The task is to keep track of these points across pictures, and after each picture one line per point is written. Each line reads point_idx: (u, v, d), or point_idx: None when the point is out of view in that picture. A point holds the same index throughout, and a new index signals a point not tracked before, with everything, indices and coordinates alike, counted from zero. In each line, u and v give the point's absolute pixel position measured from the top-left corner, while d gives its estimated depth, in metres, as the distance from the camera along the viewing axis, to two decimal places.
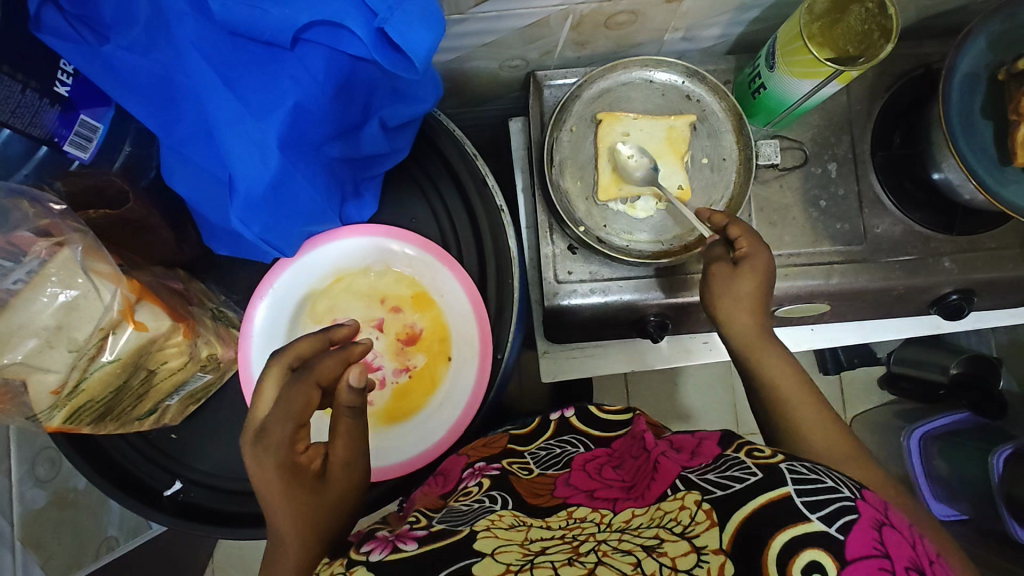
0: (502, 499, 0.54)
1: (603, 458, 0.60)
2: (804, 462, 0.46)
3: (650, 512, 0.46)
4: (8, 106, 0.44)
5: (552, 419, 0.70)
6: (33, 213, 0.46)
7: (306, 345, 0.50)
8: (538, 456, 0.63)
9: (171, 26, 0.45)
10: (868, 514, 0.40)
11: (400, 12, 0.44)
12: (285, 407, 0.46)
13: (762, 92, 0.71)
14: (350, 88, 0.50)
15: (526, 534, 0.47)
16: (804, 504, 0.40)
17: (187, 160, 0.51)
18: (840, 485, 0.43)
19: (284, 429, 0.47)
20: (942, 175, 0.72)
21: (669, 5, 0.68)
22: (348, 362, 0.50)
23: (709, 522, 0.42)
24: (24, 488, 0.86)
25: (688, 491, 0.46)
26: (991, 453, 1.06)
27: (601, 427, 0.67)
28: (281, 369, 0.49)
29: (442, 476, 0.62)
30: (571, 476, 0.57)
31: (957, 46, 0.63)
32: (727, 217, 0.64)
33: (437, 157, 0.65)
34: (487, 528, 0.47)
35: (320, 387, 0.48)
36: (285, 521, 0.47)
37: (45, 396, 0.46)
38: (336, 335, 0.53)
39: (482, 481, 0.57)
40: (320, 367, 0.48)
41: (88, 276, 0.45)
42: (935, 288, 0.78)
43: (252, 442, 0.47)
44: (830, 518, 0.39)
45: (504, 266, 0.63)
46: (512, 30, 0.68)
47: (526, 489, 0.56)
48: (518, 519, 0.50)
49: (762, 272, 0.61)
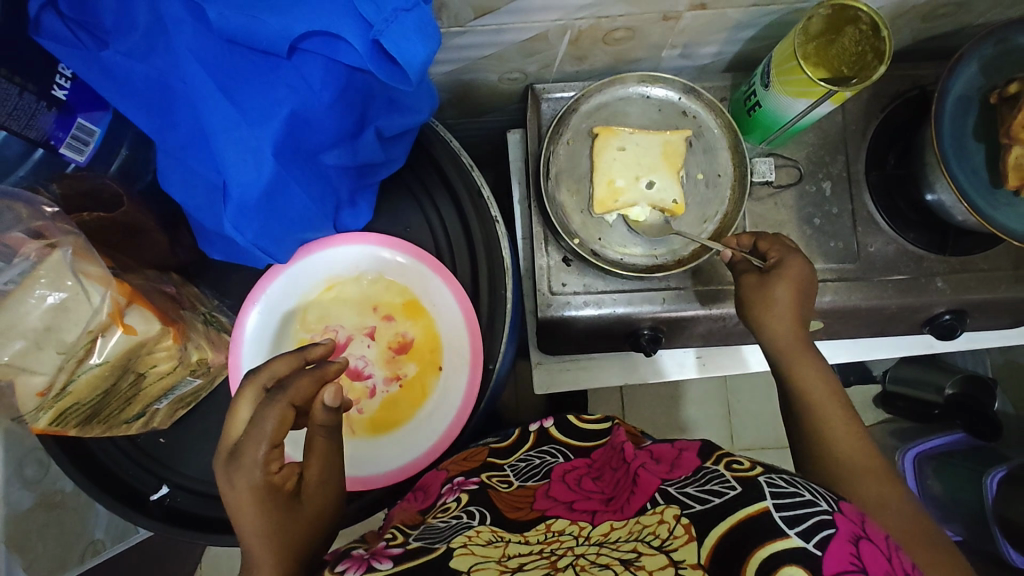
0: (480, 513, 0.54)
1: (582, 469, 0.60)
2: (782, 475, 0.46)
3: (629, 526, 0.46)
4: (5, 108, 0.44)
5: (530, 430, 0.69)
6: (26, 215, 0.47)
7: (282, 365, 0.51)
8: (517, 468, 0.63)
9: (169, 32, 0.45)
10: (846, 528, 0.40)
11: (396, 24, 0.44)
12: (259, 426, 0.47)
13: (757, 110, 0.72)
14: (346, 97, 0.51)
15: (504, 550, 0.47)
16: (782, 519, 0.40)
17: (183, 165, 0.52)
18: (817, 498, 0.43)
19: (258, 451, 0.47)
20: (935, 196, 0.72)
21: (666, 22, 0.69)
22: (323, 380, 0.51)
23: (687, 536, 0.42)
24: (12, 488, 0.85)
25: (667, 505, 0.46)
26: (986, 474, 1.11)
27: (581, 436, 0.67)
28: (256, 389, 0.50)
29: (421, 491, 0.61)
30: (550, 488, 0.57)
31: (950, 69, 0.64)
32: (754, 236, 0.65)
33: (432, 167, 0.66)
34: (465, 545, 0.47)
35: (294, 407, 0.49)
36: (258, 547, 0.47)
37: (32, 398, 0.46)
38: (312, 354, 0.53)
39: (461, 496, 0.57)
40: (296, 387, 0.49)
41: (77, 278, 0.45)
42: (928, 307, 0.79)
43: (226, 462, 0.48)
44: (807, 534, 0.39)
45: (497, 277, 0.63)
46: (510, 44, 0.69)
47: (505, 503, 0.56)
48: (497, 535, 0.50)
49: (796, 279, 0.60)
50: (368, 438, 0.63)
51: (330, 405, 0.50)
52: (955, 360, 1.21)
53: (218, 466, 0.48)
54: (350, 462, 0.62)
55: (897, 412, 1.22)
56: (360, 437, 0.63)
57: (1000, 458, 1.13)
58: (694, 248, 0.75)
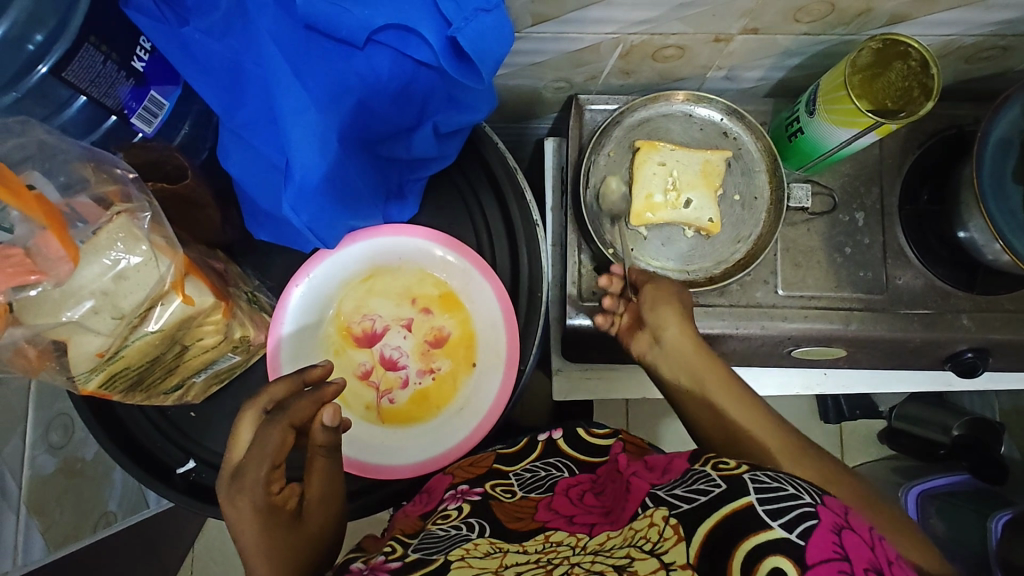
0: (479, 526, 0.54)
1: (586, 484, 0.59)
2: (767, 471, 0.46)
3: (624, 533, 0.46)
4: (88, 76, 0.47)
5: (539, 439, 0.67)
6: (99, 179, 0.49)
7: (281, 388, 0.51)
8: (522, 478, 0.62)
9: (250, 13, 0.46)
10: (829, 518, 0.40)
11: (473, 23, 0.46)
12: (260, 448, 0.47)
13: (799, 135, 0.73)
14: (410, 90, 0.51)
15: (501, 561, 0.47)
16: (765, 512, 0.41)
17: (247, 144, 0.53)
18: (800, 491, 0.43)
19: (259, 471, 0.47)
20: (967, 234, 0.73)
21: (717, 44, 0.70)
22: (322, 402, 0.51)
23: (676, 537, 0.42)
24: (37, 453, 0.89)
25: (657, 507, 0.46)
26: (991, 516, 1.10)
27: (591, 452, 0.65)
28: (256, 414, 0.51)
29: (426, 494, 0.61)
30: (554, 501, 0.57)
31: (992, 113, 0.66)
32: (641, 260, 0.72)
33: (479, 165, 0.67)
34: (462, 558, 0.47)
35: (294, 427, 0.49)
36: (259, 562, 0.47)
37: (88, 359, 0.47)
38: (308, 376, 0.53)
39: (462, 505, 0.57)
40: (295, 408, 0.49)
41: (151, 246, 0.46)
42: (951, 344, 0.79)
43: (229, 484, 0.47)
44: (790, 525, 0.39)
45: (536, 280, 0.64)
46: (561, 53, 0.71)
47: (506, 513, 0.56)
48: (495, 547, 0.50)
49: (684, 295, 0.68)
50: (399, 428, 0.64)
51: (329, 425, 0.50)
52: (962, 402, 1.21)
53: (220, 489, 0.48)
54: (378, 452, 0.63)
55: (902, 450, 1.23)
56: (389, 427, 0.64)
57: (1005, 501, 1.14)
58: (727, 267, 0.76)
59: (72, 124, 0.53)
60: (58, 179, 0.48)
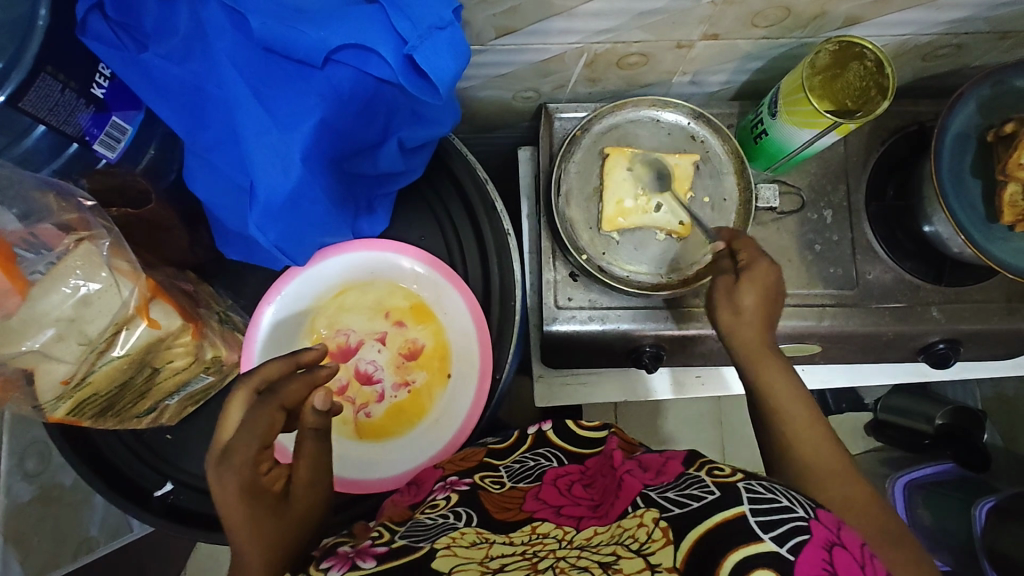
0: (467, 514, 0.52)
1: (576, 475, 0.58)
2: (762, 481, 0.46)
3: (611, 530, 0.46)
4: (47, 105, 0.47)
5: (529, 432, 0.66)
6: (59, 206, 0.49)
7: (273, 369, 0.51)
8: (512, 469, 0.60)
9: (208, 38, 0.46)
10: (821, 534, 0.41)
11: (429, 41, 0.47)
12: (251, 425, 0.47)
13: (763, 138, 0.74)
14: (372, 107, 0.52)
15: (486, 551, 0.46)
16: (758, 524, 0.41)
17: (211, 166, 0.53)
18: (795, 504, 0.44)
19: (249, 449, 0.47)
20: (932, 228, 0.75)
21: (679, 50, 0.71)
22: (314, 385, 0.52)
23: (664, 540, 0.42)
24: (12, 480, 0.88)
25: (647, 508, 0.46)
26: (975, 504, 1.12)
27: (579, 443, 0.64)
28: (247, 393, 0.50)
29: (415, 485, 0.60)
30: (541, 490, 0.55)
31: (949, 107, 0.67)
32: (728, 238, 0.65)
33: (447, 176, 0.67)
34: (448, 546, 0.46)
35: (285, 408, 0.49)
36: (249, 550, 0.46)
37: (53, 386, 0.47)
38: (302, 358, 0.53)
39: (451, 495, 0.56)
40: (286, 390, 0.50)
41: (111, 272, 0.47)
42: (922, 336, 0.81)
43: (216, 461, 0.47)
44: (781, 539, 0.40)
45: (507, 288, 0.65)
46: (527, 64, 0.72)
47: (495, 504, 0.54)
48: (481, 536, 0.48)
49: (763, 283, 0.59)
50: (376, 442, 0.64)
51: (319, 409, 0.51)
52: (945, 391, 1.23)
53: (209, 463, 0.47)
54: (356, 466, 0.63)
55: (889, 442, 1.24)
56: (366, 442, 0.64)
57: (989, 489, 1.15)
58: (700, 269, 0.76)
59: (35, 151, 0.54)
60: (17, 208, 0.48)
